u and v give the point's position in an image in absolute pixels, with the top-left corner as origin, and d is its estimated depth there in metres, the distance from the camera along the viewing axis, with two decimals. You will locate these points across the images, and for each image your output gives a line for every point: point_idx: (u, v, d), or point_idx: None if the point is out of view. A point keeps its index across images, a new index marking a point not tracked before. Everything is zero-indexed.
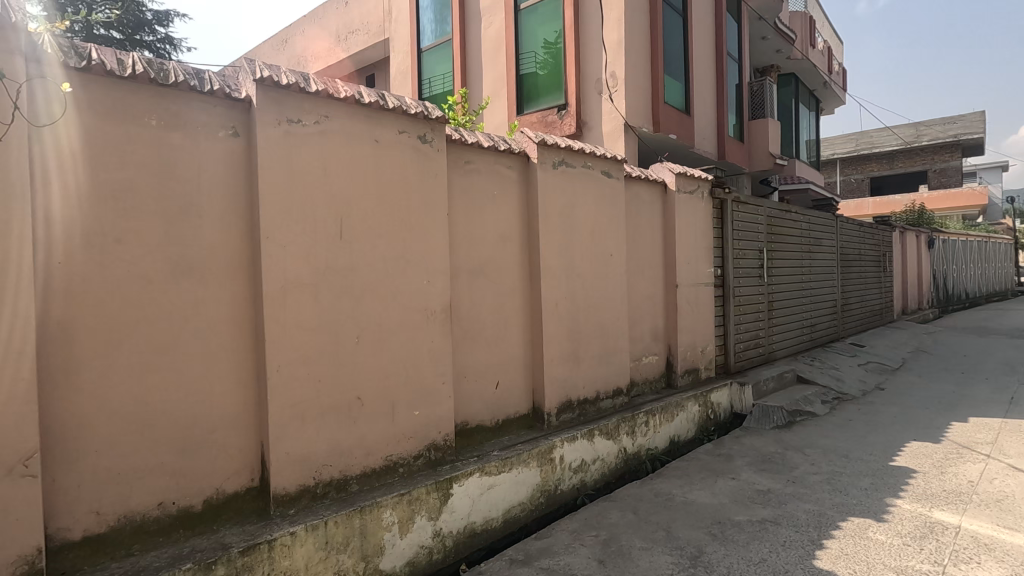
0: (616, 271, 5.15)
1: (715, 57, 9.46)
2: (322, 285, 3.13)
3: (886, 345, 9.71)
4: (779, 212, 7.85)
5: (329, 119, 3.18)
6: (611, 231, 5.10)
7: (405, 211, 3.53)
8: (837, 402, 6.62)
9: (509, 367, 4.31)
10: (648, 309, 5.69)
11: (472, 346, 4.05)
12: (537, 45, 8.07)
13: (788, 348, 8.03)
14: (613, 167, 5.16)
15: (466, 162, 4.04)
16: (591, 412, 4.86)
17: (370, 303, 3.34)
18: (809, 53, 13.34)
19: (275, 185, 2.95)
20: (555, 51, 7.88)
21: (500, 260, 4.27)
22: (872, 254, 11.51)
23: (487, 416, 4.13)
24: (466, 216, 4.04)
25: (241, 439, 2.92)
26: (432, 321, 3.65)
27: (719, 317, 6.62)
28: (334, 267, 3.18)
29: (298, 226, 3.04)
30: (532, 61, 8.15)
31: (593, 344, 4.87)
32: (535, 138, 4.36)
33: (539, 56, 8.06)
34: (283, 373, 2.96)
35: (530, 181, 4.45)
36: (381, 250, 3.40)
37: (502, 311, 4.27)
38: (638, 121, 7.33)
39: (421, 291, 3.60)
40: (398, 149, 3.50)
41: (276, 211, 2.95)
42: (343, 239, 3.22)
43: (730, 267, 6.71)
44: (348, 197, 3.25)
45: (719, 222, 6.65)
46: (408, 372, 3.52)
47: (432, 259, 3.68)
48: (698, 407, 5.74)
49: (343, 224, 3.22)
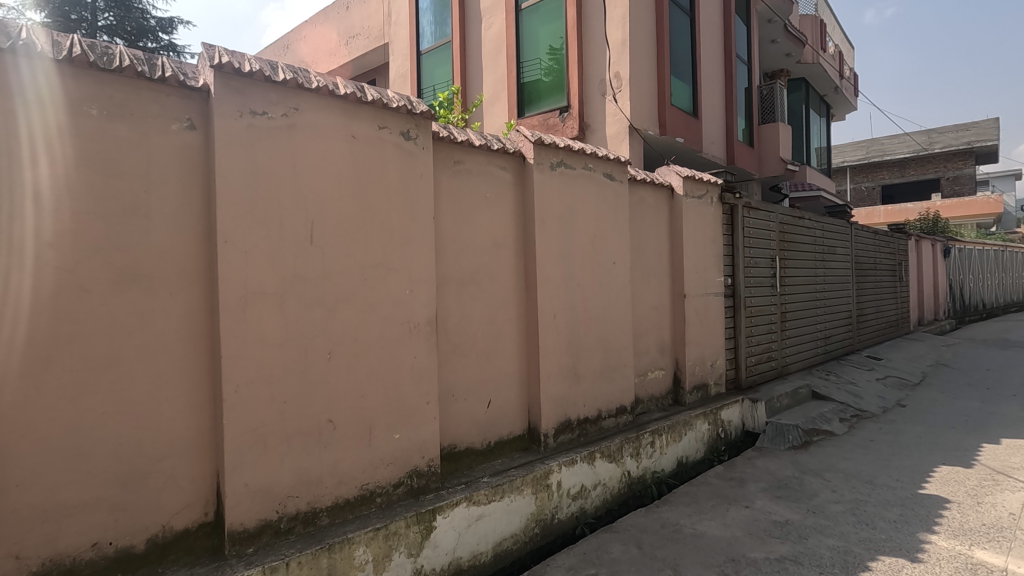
0: (620, 280, 4.81)
1: (724, 60, 9.16)
2: (288, 295, 2.81)
3: (904, 358, 9.27)
4: (791, 219, 7.48)
5: (299, 112, 2.88)
6: (614, 238, 4.77)
7: (386, 214, 3.22)
8: (856, 420, 6.21)
9: (501, 385, 3.97)
10: (653, 321, 5.34)
11: (461, 362, 3.72)
12: (541, 52, 7.76)
13: (802, 362, 7.63)
14: (617, 169, 4.84)
15: (455, 162, 3.73)
16: (592, 432, 4.51)
17: (345, 314, 3.01)
18: (820, 57, 13.01)
19: (236, 183, 2.64)
20: (557, 52, 7.60)
21: (492, 269, 3.94)
22: (887, 262, 11.09)
23: (477, 438, 3.80)
24: (454, 220, 3.72)
25: (193, 468, 2.59)
26: (416, 335, 3.33)
27: (729, 328, 6.25)
28: (303, 275, 2.87)
29: (261, 230, 2.73)
30: (536, 68, 7.84)
31: (594, 360, 4.52)
32: (532, 137, 4.05)
33: (542, 63, 7.75)
34: (243, 393, 2.63)
35: (527, 184, 4.14)
36: (357, 256, 3.08)
37: (494, 324, 3.94)
38: (643, 124, 7.02)
39: (403, 302, 3.27)
40: (378, 146, 3.19)
41: (237, 212, 2.64)
42: (314, 244, 2.91)
43: (741, 276, 6.35)
44: (319, 197, 2.94)
45: (728, 229, 6.30)
46: (388, 390, 3.19)
47: (416, 267, 3.36)
48: (706, 426, 5.38)
49: (313, 226, 2.91)
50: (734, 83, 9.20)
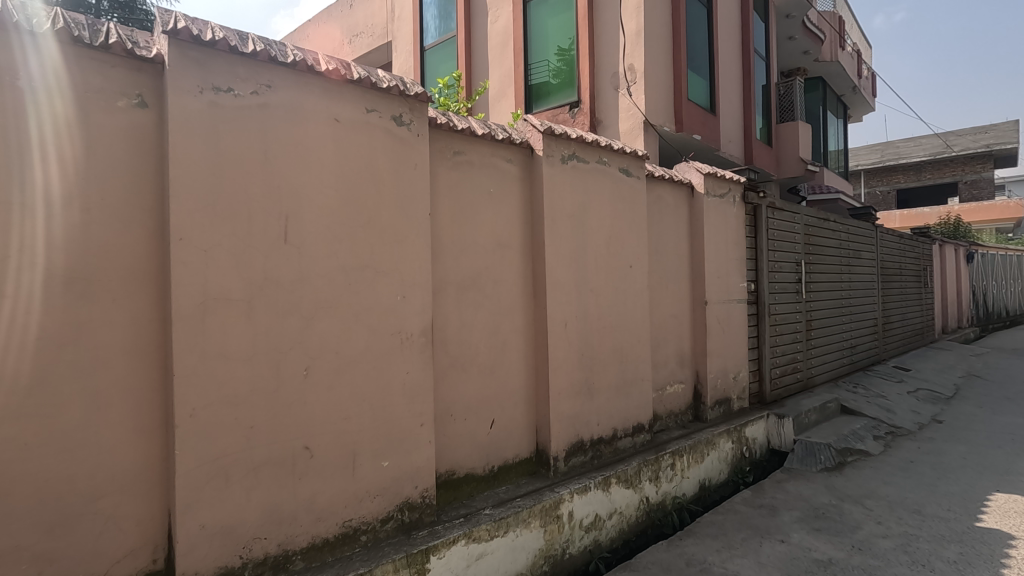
0: (637, 286, 4.38)
1: (741, 55, 8.75)
2: (257, 302, 2.41)
3: (933, 369, 8.75)
4: (816, 220, 7.02)
5: (272, 89, 2.49)
6: (631, 239, 4.35)
7: (375, 209, 2.82)
8: (891, 438, 5.73)
9: (506, 403, 3.55)
10: (672, 330, 4.91)
11: (461, 378, 3.30)
12: (550, 53, 7.38)
13: (827, 373, 7.16)
14: (633, 164, 4.42)
15: (455, 152, 3.33)
16: (606, 454, 4.07)
17: (326, 323, 2.61)
18: (839, 55, 12.56)
19: (195, 170, 2.25)
20: (567, 51, 7.21)
21: (496, 272, 3.53)
22: (913, 268, 10.59)
23: (478, 463, 3.38)
24: (454, 218, 3.32)
25: (141, 507, 2.19)
26: (408, 348, 2.92)
27: (753, 337, 5.80)
28: (275, 278, 2.47)
29: (226, 226, 2.33)
30: (545, 69, 7.45)
31: (609, 374, 4.09)
32: (541, 126, 3.66)
33: (551, 64, 7.36)
34: (200, 418, 2.23)
35: (535, 178, 3.73)
36: (340, 257, 2.68)
37: (499, 334, 3.53)
38: (659, 120, 6.60)
39: (393, 310, 2.87)
40: (366, 132, 2.80)
41: (195, 205, 2.25)
42: (288, 242, 2.51)
43: (765, 281, 5.91)
44: (296, 188, 2.54)
45: (752, 230, 5.87)
46: (376, 411, 2.78)
47: (410, 269, 2.95)
48: (730, 444, 4.94)
49: (289, 221, 2.51)
50: (752, 78, 8.77)
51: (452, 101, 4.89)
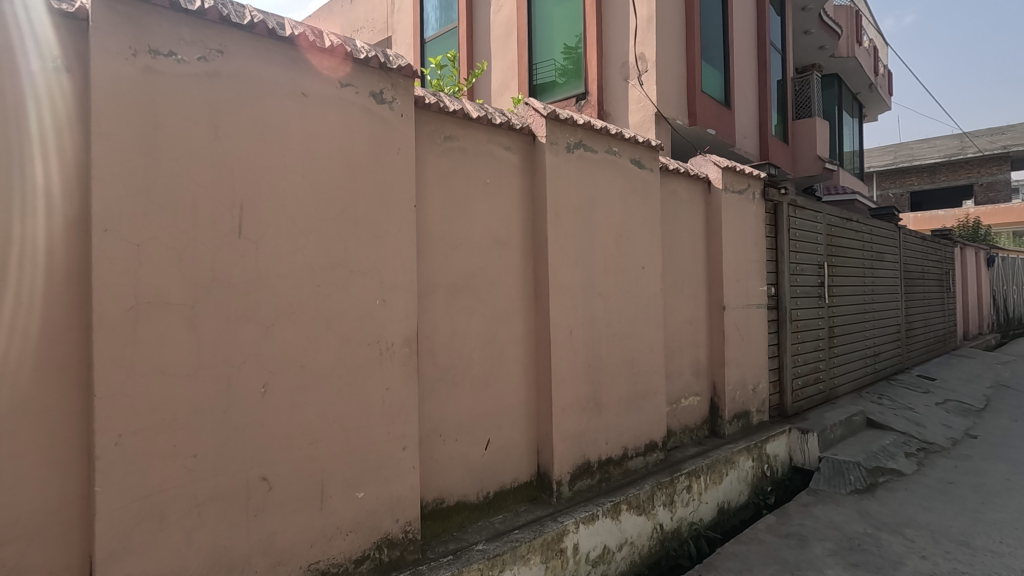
0: (650, 289, 3.97)
1: (757, 47, 8.32)
2: (204, 307, 2.03)
3: (960, 378, 8.28)
4: (839, 220, 6.58)
5: (224, 56, 2.10)
6: (643, 237, 3.95)
7: (349, 198, 2.43)
8: (923, 456, 5.29)
9: (503, 421, 3.15)
10: (687, 337, 4.50)
11: (452, 392, 2.91)
12: (555, 52, 7.01)
13: (850, 383, 6.71)
14: (646, 155, 4.02)
15: (447, 137, 2.94)
16: (616, 476, 3.66)
17: (288, 332, 2.22)
18: (855, 51, 12.12)
19: (128, 150, 1.88)
20: (573, 50, 6.84)
21: (493, 273, 3.14)
22: (935, 271, 10.12)
23: (471, 489, 2.98)
24: (445, 210, 2.93)
25: (55, 555, 1.81)
26: (389, 360, 2.53)
27: (773, 345, 5.38)
28: (226, 279, 2.08)
29: (165, 217, 1.95)
30: (550, 69, 7.07)
31: (619, 387, 3.68)
32: (544, 110, 3.27)
33: (557, 63, 6.98)
34: (128, 446, 1.84)
35: (537, 168, 3.34)
36: (307, 253, 2.29)
37: (495, 343, 3.13)
38: (671, 113, 6.20)
39: (371, 315, 2.48)
40: (339, 110, 2.42)
41: (127, 189, 1.87)
42: (242, 236, 2.12)
43: (786, 285, 5.48)
44: (253, 173, 2.16)
45: (772, 229, 5.44)
46: (349, 432, 2.39)
47: (391, 268, 2.55)
48: (750, 463, 4.52)
49: (243, 212, 2.13)
50: (768, 72, 8.35)
51: (449, 86, 4.50)
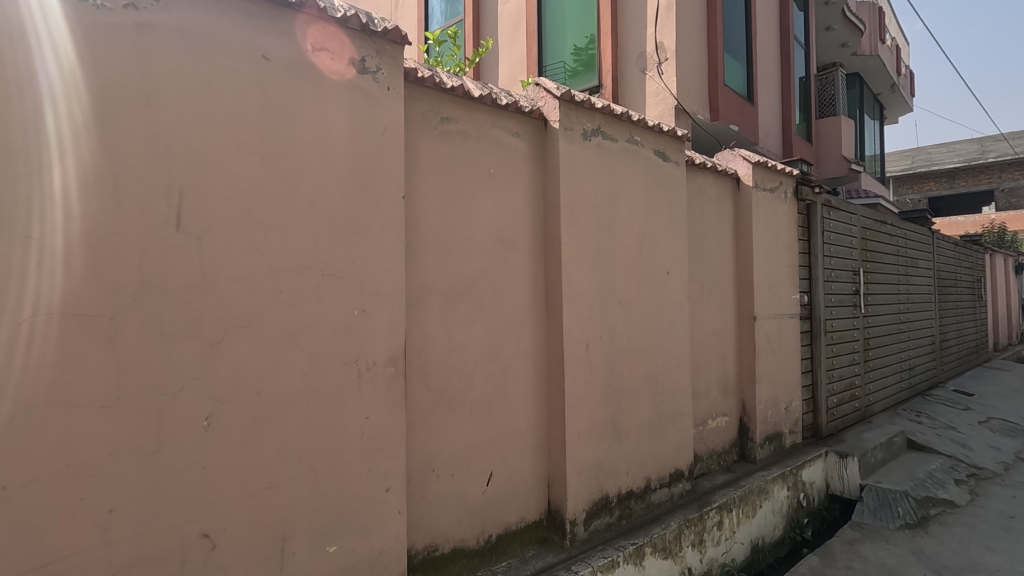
0: (675, 297, 3.51)
1: (780, 41, 7.86)
2: (135, 318, 1.60)
3: (1000, 394, 7.70)
4: (874, 222, 6.09)
5: (161, 5, 1.68)
6: (668, 238, 3.49)
7: (324, 186, 2.01)
8: (974, 483, 4.76)
9: (509, 450, 2.70)
10: (715, 351, 4.04)
11: (448, 419, 2.46)
12: (566, 53, 6.58)
13: (885, 400, 6.20)
14: (672, 146, 3.56)
15: (443, 119, 2.51)
16: (638, 512, 3.19)
17: (238, 351, 1.78)
18: (879, 49, 11.61)
19: (72, 117, 1.54)
20: (583, 50, 6.41)
21: (497, 278, 2.70)
22: (967, 279, 9.56)
23: (470, 533, 2.53)
24: (442, 204, 2.50)
25: None
26: (370, 383, 2.09)
27: (806, 359, 4.89)
28: (162, 282, 1.65)
29: (88, 206, 1.54)
30: (560, 72, 6.64)
31: (641, 410, 3.22)
32: (557, 90, 2.84)
33: (567, 66, 6.56)
34: (18, 502, 1.41)
35: (549, 158, 2.89)
36: (267, 252, 1.86)
37: (500, 360, 2.69)
38: (692, 106, 5.75)
39: (347, 329, 2.04)
40: (311, 79, 1.99)
41: (42, 169, 1.49)
42: (182, 229, 1.70)
43: (820, 293, 4.99)
44: (201, 152, 1.74)
45: (805, 232, 4.96)
46: (320, 472, 1.96)
47: (372, 272, 2.11)
48: (785, 492, 4.04)
49: (185, 198, 1.70)
50: (791, 67, 7.88)
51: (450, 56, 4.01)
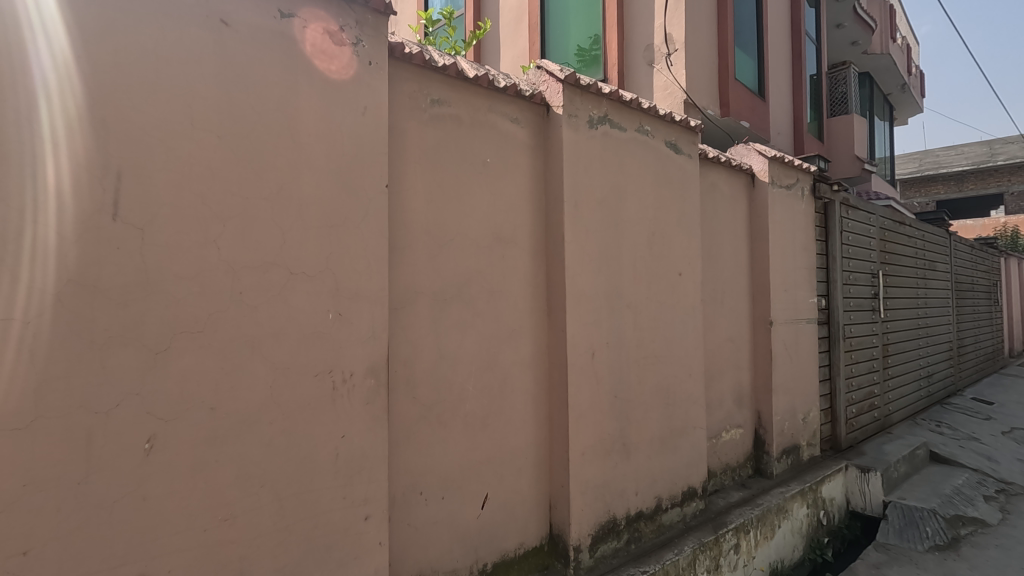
0: (688, 300, 3.25)
1: (791, 37, 7.60)
2: (62, 324, 1.35)
3: (1021, 403, 7.36)
4: (892, 223, 5.82)
5: None
6: (680, 237, 3.23)
7: (292, 172, 1.75)
8: (1004, 500, 4.46)
9: (506, 469, 2.44)
10: (729, 358, 3.77)
11: (437, 435, 2.20)
12: (568, 55, 6.34)
13: (904, 409, 5.91)
14: (684, 138, 3.30)
15: (434, 102, 2.26)
16: (648, 535, 2.92)
17: (185, 361, 1.52)
18: (889, 47, 11.33)
19: (65, 111, 1.39)
20: (586, 52, 6.18)
21: (493, 278, 2.44)
22: (983, 283, 9.27)
23: (462, 563, 2.26)
24: (433, 195, 2.24)
25: None
26: (346, 397, 1.83)
27: (824, 366, 4.62)
28: (96, 282, 1.40)
29: (65, 202, 1.37)
30: None
31: (651, 423, 2.96)
32: (560, 72, 2.58)
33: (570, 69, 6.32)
34: None
35: (552, 147, 2.64)
36: (224, 247, 1.61)
37: (496, 369, 2.43)
38: (702, 101, 5.50)
39: (320, 335, 1.78)
40: (280, 50, 1.75)
41: (22, 167, 1.33)
42: (122, 220, 1.45)
43: (838, 297, 4.72)
44: (148, 132, 1.50)
45: (822, 232, 4.70)
46: (287, 500, 1.70)
47: (350, 271, 1.86)
48: (805, 510, 3.76)
49: (124, 183, 1.45)
50: (803, 64, 7.62)
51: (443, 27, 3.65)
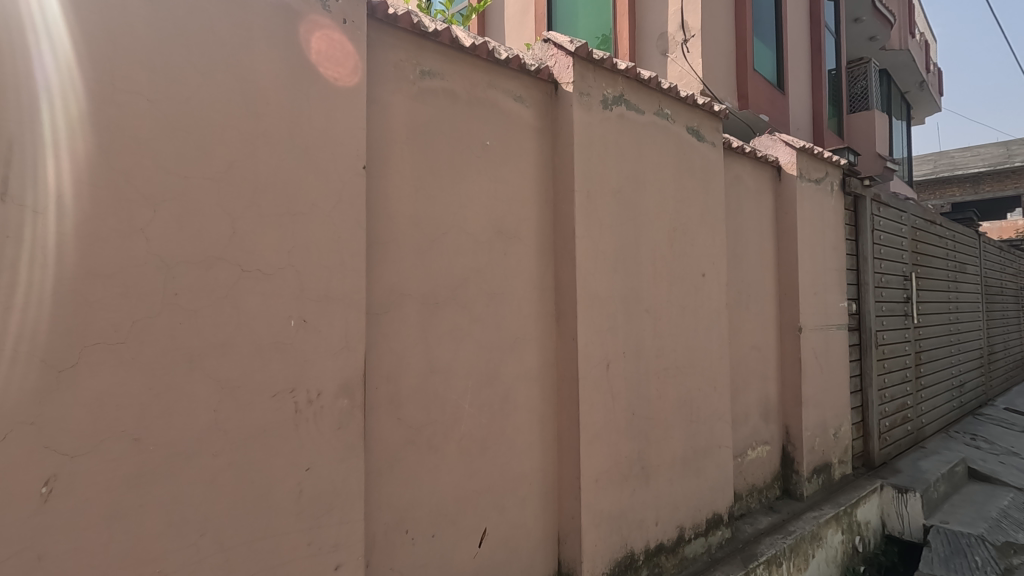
0: (712, 305, 2.91)
1: (810, 29, 7.25)
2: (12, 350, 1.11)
3: None
4: (924, 222, 5.45)
5: None
6: (703, 234, 2.90)
7: (247, 149, 1.44)
8: None
9: (508, 500, 2.11)
10: (755, 368, 3.42)
11: (427, 463, 1.88)
12: None
13: (937, 421, 5.52)
14: (707, 124, 2.97)
15: (424, 73, 1.95)
16: (670, 570, 2.58)
17: (93, 381, 1.20)
18: (908, 44, 10.93)
19: (66, 109, 1.20)
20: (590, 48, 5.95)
21: (494, 279, 2.12)
22: (1012, 286, 8.82)
23: None
24: (423, 182, 1.93)
25: None
26: (311, 421, 1.51)
27: (855, 376, 4.26)
28: (24, 282, 1.13)
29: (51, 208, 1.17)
30: None
31: (672, 444, 2.62)
32: (570, 43, 2.26)
33: None
34: None
35: (560, 131, 2.32)
36: (155, 237, 1.29)
37: (496, 384, 2.10)
38: (719, 92, 5.17)
39: (279, 347, 1.46)
40: None
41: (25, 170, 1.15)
42: (55, 202, 1.18)
43: (870, 301, 4.36)
44: (78, 97, 1.21)
45: (852, 230, 4.34)
46: (235, 550, 1.37)
47: (317, 269, 1.54)
48: (840, 536, 3.41)
49: (26, 158, 1.15)
50: (822, 57, 7.27)
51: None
